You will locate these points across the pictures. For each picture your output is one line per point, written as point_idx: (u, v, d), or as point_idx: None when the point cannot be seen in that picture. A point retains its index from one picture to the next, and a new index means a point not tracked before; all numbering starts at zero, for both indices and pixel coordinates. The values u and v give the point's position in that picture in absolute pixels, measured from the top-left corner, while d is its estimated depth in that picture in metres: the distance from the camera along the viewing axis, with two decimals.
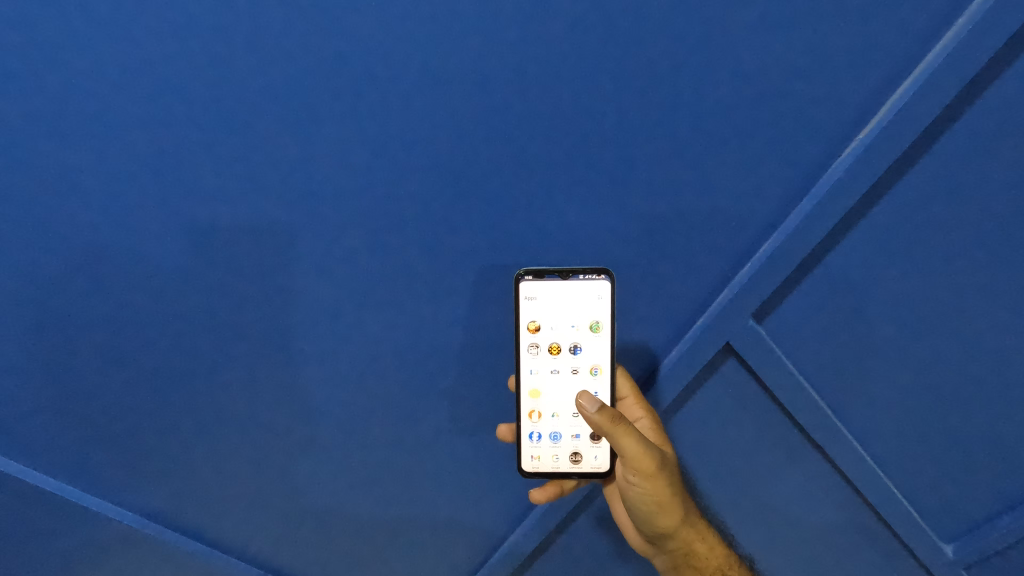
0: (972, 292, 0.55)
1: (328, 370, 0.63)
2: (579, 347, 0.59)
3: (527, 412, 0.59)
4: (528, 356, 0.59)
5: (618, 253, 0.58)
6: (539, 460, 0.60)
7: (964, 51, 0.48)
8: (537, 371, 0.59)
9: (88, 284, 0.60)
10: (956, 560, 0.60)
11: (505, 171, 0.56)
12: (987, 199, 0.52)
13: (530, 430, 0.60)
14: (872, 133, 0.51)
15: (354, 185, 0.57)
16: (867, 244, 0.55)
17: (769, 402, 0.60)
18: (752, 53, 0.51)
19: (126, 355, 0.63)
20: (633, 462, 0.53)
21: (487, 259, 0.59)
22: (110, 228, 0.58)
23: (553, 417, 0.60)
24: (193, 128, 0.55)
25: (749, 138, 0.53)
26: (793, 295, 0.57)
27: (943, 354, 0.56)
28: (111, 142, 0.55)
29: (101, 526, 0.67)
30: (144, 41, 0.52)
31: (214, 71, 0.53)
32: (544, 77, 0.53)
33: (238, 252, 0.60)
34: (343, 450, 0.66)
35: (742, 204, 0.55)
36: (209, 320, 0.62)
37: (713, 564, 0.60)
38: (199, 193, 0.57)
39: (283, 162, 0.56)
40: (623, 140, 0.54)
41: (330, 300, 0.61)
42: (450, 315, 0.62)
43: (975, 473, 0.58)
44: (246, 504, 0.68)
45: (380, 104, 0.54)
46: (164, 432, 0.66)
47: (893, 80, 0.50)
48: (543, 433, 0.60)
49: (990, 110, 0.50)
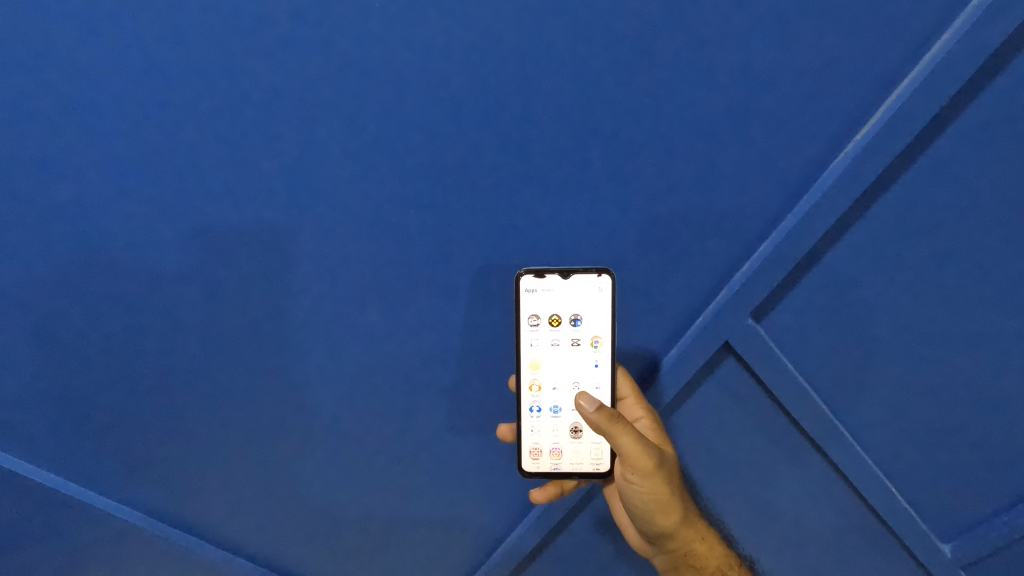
0: (983, 298, 0.53)
1: (322, 381, 0.60)
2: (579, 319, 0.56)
3: (526, 385, 0.57)
4: (528, 329, 0.56)
5: (619, 254, 0.55)
6: (539, 435, 0.58)
7: (978, 39, 0.45)
8: (537, 344, 0.57)
9: (67, 291, 0.56)
10: (954, 559, 0.61)
11: (501, 176, 0.52)
12: (1001, 196, 0.50)
13: (529, 404, 0.57)
14: (874, 127, 0.48)
15: (334, 189, 0.53)
16: (871, 249, 0.53)
17: (771, 404, 0.60)
18: (754, 43, 0.48)
19: (92, 373, 0.59)
20: (629, 459, 0.52)
21: (484, 263, 0.56)
22: (88, 232, 0.54)
23: (553, 390, 0.57)
24: (159, 128, 0.51)
25: (753, 140, 0.51)
26: (796, 299, 0.55)
27: (952, 360, 0.55)
28: (85, 139, 0.51)
29: (102, 524, 0.63)
30: (99, 33, 0.48)
31: (195, 69, 0.49)
32: (535, 70, 0.49)
33: (211, 262, 0.55)
34: (340, 462, 0.63)
35: (744, 207, 0.53)
36: (184, 334, 0.58)
37: (713, 564, 0.61)
38: (184, 197, 0.53)
39: (257, 164, 0.52)
40: (624, 142, 0.51)
41: (312, 311, 0.57)
42: (440, 325, 0.58)
43: (974, 471, 0.58)
44: (232, 523, 0.65)
45: (369, 106, 0.50)
46: (140, 453, 0.62)
47: (900, 70, 0.48)
48: (543, 407, 0.58)
49: (1005, 100, 0.47)
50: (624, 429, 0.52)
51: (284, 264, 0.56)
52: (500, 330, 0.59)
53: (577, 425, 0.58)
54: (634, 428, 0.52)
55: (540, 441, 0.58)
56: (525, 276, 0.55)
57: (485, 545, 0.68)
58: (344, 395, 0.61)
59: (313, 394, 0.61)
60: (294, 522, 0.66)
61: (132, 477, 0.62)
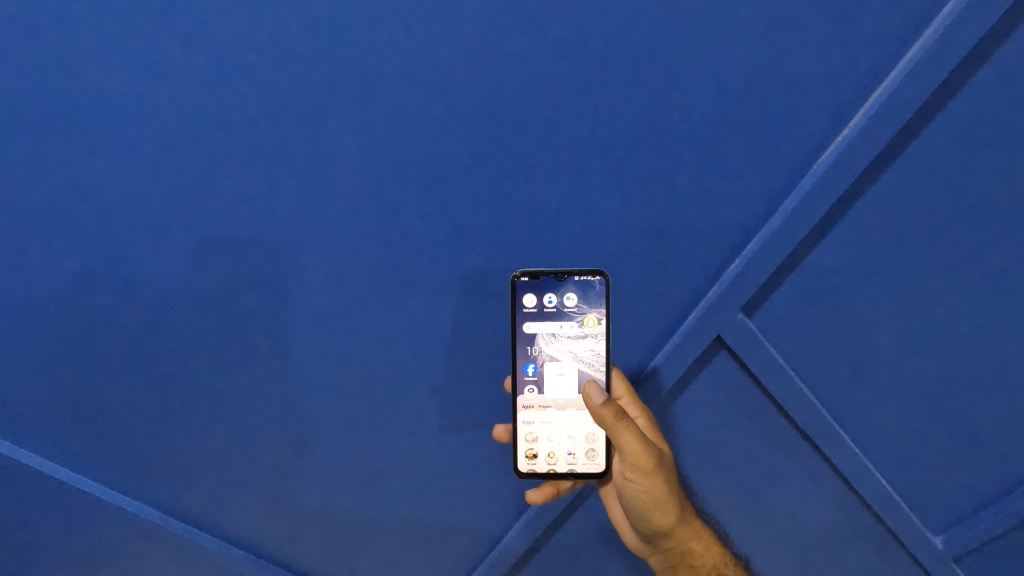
0: (967, 292, 0.54)
1: (316, 381, 0.60)
2: (564, 276, 0.54)
3: (522, 291, 0.54)
4: (522, 300, 0.55)
5: (612, 252, 0.55)
6: (533, 349, 0.55)
7: (954, 39, 0.46)
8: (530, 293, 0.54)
9: (61, 291, 0.55)
10: (945, 551, 0.62)
11: (492, 176, 0.53)
12: (982, 192, 0.51)
13: (524, 307, 0.55)
14: (856, 127, 0.49)
15: (326, 188, 0.53)
16: (855, 245, 0.54)
17: (763, 399, 0.60)
18: (739, 45, 0.49)
19: (88, 374, 0.58)
20: (631, 459, 0.52)
21: (478, 262, 0.56)
22: (85, 231, 0.54)
23: (541, 293, 0.54)
24: (156, 129, 0.51)
25: (740, 138, 0.51)
26: (783, 296, 0.56)
27: (938, 354, 0.56)
28: (84, 137, 0.51)
29: (99, 523, 0.62)
30: (103, 35, 0.48)
31: (193, 68, 0.49)
32: (526, 72, 0.50)
33: (205, 263, 0.55)
34: (335, 461, 0.63)
35: (731, 205, 0.53)
36: (179, 336, 0.57)
37: (708, 563, 0.61)
38: (182, 195, 0.53)
39: (253, 164, 0.52)
40: (613, 141, 0.52)
41: (305, 311, 0.57)
42: (435, 323, 0.58)
43: (962, 463, 0.59)
44: (229, 523, 0.64)
45: (361, 105, 0.50)
46: (135, 456, 0.61)
47: (880, 73, 0.49)
48: (534, 306, 0.55)
49: (984, 100, 0.48)
50: (626, 426, 0.52)
51: (277, 264, 0.55)
52: (494, 330, 0.59)
53: (573, 338, 0.55)
54: (635, 426, 0.52)
55: (536, 313, 0.55)
56: (519, 277, 0.54)
57: (483, 546, 0.68)
58: (338, 395, 0.60)
59: (307, 395, 0.60)
60: (289, 523, 0.65)
61: (128, 479, 0.62)
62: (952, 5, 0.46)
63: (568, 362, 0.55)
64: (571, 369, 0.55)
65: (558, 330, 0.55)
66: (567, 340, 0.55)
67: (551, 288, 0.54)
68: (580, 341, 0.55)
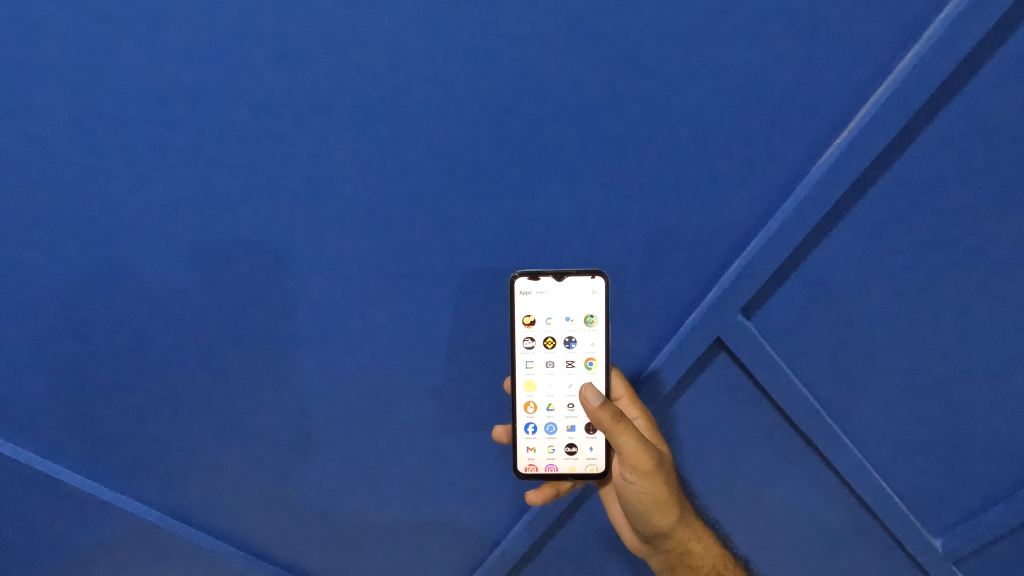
0: (967, 294, 0.54)
1: (315, 382, 0.60)
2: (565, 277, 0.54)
3: (522, 291, 0.54)
4: (522, 298, 0.55)
5: (611, 253, 0.55)
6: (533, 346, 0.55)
7: (954, 41, 0.46)
8: (530, 293, 0.54)
9: (62, 291, 0.55)
10: (945, 553, 0.62)
11: (492, 177, 0.53)
12: (982, 194, 0.51)
13: (524, 306, 0.55)
14: (856, 128, 0.49)
15: (326, 188, 0.53)
16: (855, 247, 0.54)
17: (763, 400, 0.60)
18: (740, 46, 0.49)
19: (89, 373, 0.58)
20: (630, 460, 0.52)
21: (478, 263, 0.56)
22: (85, 232, 0.53)
23: (541, 293, 0.54)
24: (156, 129, 0.51)
25: (740, 139, 0.51)
26: (782, 297, 0.56)
27: (938, 355, 0.56)
28: (84, 137, 0.51)
29: (99, 523, 0.62)
30: (100, 34, 0.48)
31: (193, 68, 0.49)
32: (526, 72, 0.50)
33: (205, 263, 0.55)
34: (335, 461, 0.63)
35: (731, 207, 0.53)
36: (179, 336, 0.58)
37: (708, 564, 0.61)
38: (182, 195, 0.53)
39: (253, 164, 0.52)
40: (613, 141, 0.52)
41: (305, 312, 0.57)
42: (435, 324, 0.58)
43: (962, 465, 0.59)
44: (229, 522, 0.64)
45: (362, 106, 0.50)
46: (135, 455, 0.61)
47: (881, 74, 0.49)
48: (535, 305, 0.55)
49: (984, 101, 0.48)
50: (624, 427, 0.52)
51: (277, 264, 0.55)
52: (494, 330, 0.59)
53: (572, 336, 0.55)
54: (633, 428, 0.53)
55: (536, 312, 0.55)
56: (519, 278, 0.54)
57: (483, 547, 0.68)
58: (338, 395, 0.60)
59: (307, 395, 0.60)
60: (289, 523, 0.65)
61: (128, 479, 0.62)
62: (953, 7, 0.46)
63: (567, 360, 0.56)
64: (571, 367, 0.56)
65: (557, 328, 0.55)
66: (567, 337, 0.55)
67: (550, 286, 0.54)
68: (579, 339, 0.55)
